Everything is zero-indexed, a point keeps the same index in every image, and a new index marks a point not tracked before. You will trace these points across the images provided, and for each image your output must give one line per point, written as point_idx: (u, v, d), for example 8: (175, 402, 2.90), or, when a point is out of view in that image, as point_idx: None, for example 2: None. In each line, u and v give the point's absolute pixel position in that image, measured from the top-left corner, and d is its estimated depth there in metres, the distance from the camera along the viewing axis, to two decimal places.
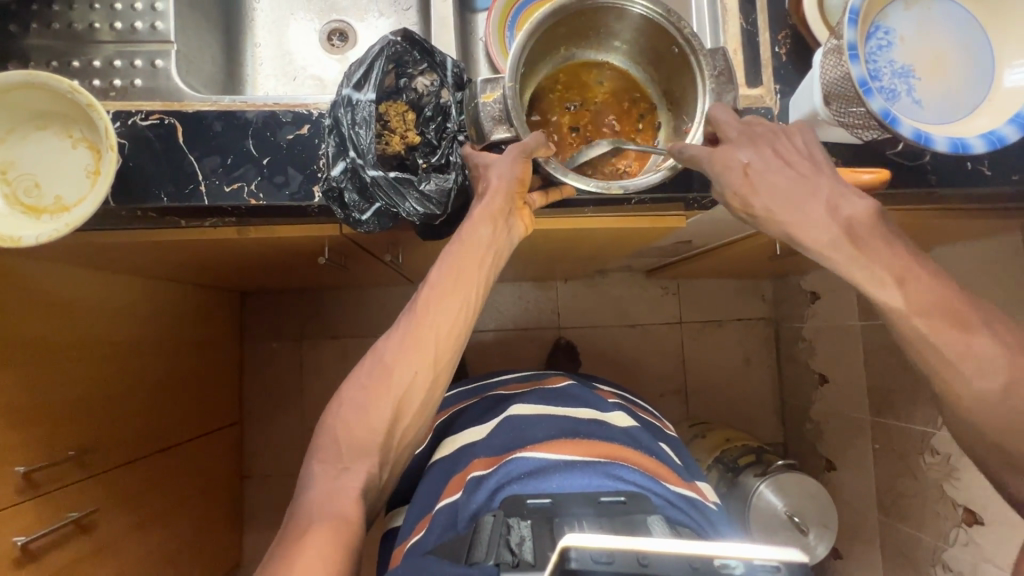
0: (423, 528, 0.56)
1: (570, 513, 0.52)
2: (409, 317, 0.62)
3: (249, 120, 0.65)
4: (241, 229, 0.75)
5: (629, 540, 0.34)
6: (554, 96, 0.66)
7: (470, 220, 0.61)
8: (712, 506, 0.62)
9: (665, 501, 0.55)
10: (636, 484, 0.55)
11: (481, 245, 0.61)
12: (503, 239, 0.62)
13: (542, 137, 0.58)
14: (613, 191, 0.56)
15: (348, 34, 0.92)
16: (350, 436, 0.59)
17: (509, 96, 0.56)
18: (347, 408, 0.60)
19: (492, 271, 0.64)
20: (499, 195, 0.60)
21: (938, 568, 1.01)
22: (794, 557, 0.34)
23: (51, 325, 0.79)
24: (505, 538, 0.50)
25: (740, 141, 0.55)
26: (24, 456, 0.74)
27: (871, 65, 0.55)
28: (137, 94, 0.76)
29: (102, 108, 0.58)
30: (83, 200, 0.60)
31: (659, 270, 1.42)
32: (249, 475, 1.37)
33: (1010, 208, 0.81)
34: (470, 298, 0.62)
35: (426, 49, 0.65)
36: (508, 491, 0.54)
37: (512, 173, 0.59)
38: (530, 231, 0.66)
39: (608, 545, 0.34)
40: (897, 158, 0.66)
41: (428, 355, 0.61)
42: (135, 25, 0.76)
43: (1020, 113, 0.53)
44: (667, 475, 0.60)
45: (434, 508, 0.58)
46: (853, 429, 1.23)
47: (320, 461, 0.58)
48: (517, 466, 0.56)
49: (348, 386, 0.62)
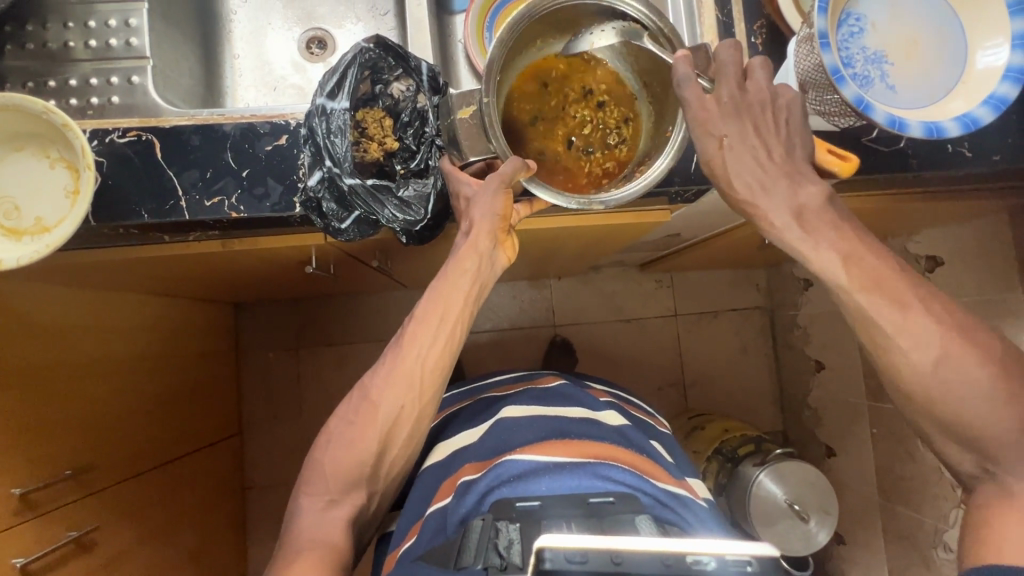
0: (413, 536, 0.57)
1: (557, 514, 0.51)
2: (396, 353, 0.63)
3: (227, 132, 0.65)
4: (225, 242, 0.75)
5: (604, 541, 0.39)
6: (529, 96, 0.61)
7: (456, 256, 0.62)
8: (703, 503, 0.62)
9: (653, 500, 0.55)
10: (625, 483, 0.56)
11: (468, 281, 0.63)
12: (488, 271, 0.64)
13: (520, 162, 0.54)
14: (594, 209, 0.54)
15: (327, 41, 0.92)
16: (336, 465, 0.61)
17: (485, 111, 0.53)
18: (337, 435, 0.62)
19: (478, 301, 0.66)
20: (483, 231, 0.61)
21: (941, 550, 1.01)
22: (765, 552, 0.39)
23: (39, 345, 0.78)
24: (494, 542, 0.48)
25: (728, 108, 0.53)
26: (20, 477, 0.74)
27: (844, 53, 0.55)
28: (115, 110, 0.76)
29: (77, 127, 0.58)
30: (64, 220, 0.60)
31: (651, 264, 1.42)
32: (252, 486, 1.37)
33: (996, 187, 0.80)
34: (457, 331, 0.64)
35: (400, 55, 0.65)
36: (497, 494, 0.55)
37: (494, 210, 0.60)
38: (511, 259, 0.68)
39: (583, 546, 0.38)
40: (873, 144, 0.66)
41: (413, 377, 0.62)
42: (110, 43, 0.76)
43: (993, 96, 0.53)
44: (657, 473, 0.60)
45: (425, 514, 0.59)
46: (851, 414, 1.23)
47: (307, 494, 0.61)
48: (507, 469, 0.58)
49: (337, 419, 0.64)
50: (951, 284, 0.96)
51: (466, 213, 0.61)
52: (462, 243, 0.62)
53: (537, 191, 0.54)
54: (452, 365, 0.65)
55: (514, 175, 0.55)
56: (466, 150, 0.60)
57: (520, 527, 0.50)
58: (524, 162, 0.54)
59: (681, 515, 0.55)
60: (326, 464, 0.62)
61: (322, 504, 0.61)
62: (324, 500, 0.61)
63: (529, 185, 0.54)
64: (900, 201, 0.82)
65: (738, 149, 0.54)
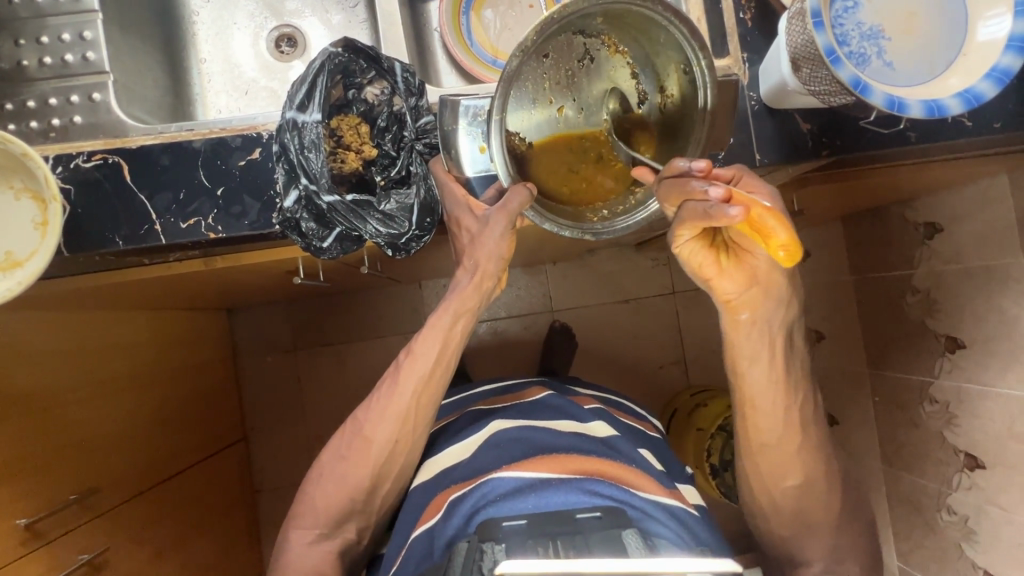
0: (401, 560, 0.59)
1: (544, 533, 0.52)
2: (395, 391, 0.63)
3: (197, 149, 0.62)
4: (207, 259, 0.73)
5: (563, 564, 0.39)
6: (541, 81, 0.56)
7: (457, 293, 0.63)
8: (692, 511, 0.62)
9: (639, 512, 0.56)
10: (612, 498, 0.56)
11: (469, 316, 0.65)
12: (484, 303, 0.66)
13: (525, 189, 0.54)
14: (587, 237, 0.56)
15: (296, 38, 0.87)
16: (330, 499, 0.64)
17: (497, 128, 0.53)
18: (327, 472, 0.65)
19: (469, 331, 0.67)
20: (487, 271, 0.63)
21: (944, 513, 1.00)
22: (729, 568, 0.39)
23: (34, 376, 0.77)
24: (479, 564, 0.50)
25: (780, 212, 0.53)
26: (23, 508, 0.73)
27: (839, 30, 0.52)
28: (78, 131, 0.72)
29: (38, 157, 0.55)
30: (34, 253, 0.57)
31: (646, 243, 1.39)
32: (260, 489, 1.38)
33: (998, 152, 0.78)
34: (452, 361, 0.65)
35: (372, 57, 0.61)
36: (482, 515, 0.56)
37: (498, 253, 0.62)
38: (502, 286, 0.69)
39: (543, 571, 0.39)
40: (872, 126, 0.65)
41: (408, 406, 0.63)
42: (65, 59, 0.72)
43: (996, 68, 0.51)
44: (641, 481, 0.60)
45: (411, 536, 0.60)
46: (852, 382, 1.23)
47: (296, 528, 0.64)
48: (493, 488, 0.58)
49: (329, 456, 0.66)
50: (952, 249, 0.94)
51: (471, 250, 0.62)
52: (466, 282, 0.63)
53: (529, 215, 0.55)
54: (446, 389, 0.66)
55: (519, 207, 0.56)
56: (463, 163, 0.61)
57: (505, 547, 0.50)
58: (527, 188, 0.54)
59: (667, 527, 0.56)
60: (319, 500, 0.64)
61: (312, 538, 0.63)
62: (313, 534, 0.63)
63: (529, 214, 0.55)
64: (896, 170, 0.80)
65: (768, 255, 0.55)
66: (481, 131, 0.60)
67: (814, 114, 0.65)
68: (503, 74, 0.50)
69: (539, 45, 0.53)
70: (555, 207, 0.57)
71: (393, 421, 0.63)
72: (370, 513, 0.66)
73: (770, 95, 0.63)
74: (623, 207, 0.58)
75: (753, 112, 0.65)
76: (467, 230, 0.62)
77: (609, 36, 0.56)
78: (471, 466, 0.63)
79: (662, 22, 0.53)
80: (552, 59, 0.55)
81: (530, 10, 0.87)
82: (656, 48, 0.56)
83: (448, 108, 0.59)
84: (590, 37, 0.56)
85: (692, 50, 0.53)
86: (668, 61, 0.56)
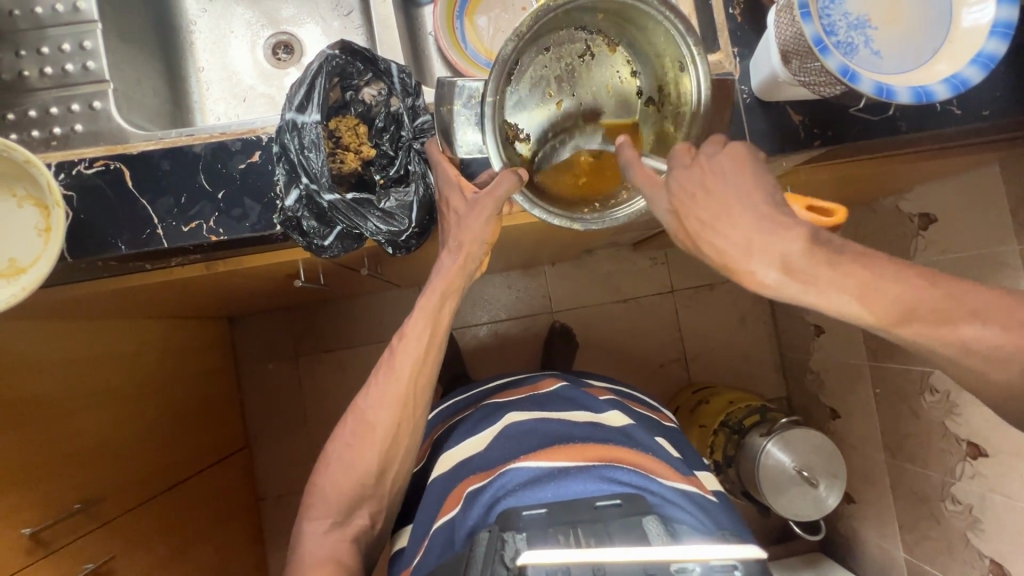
0: (423, 551, 0.59)
1: (566, 521, 0.52)
2: (387, 373, 0.65)
3: (197, 153, 0.63)
4: (209, 263, 0.73)
5: (586, 555, 0.42)
6: (541, 73, 0.58)
7: (442, 273, 0.64)
8: (711, 498, 0.62)
9: (659, 498, 0.56)
10: (630, 484, 0.56)
11: (456, 295, 0.66)
12: (466, 282, 0.67)
13: (512, 174, 0.55)
14: (575, 228, 0.55)
15: (293, 45, 0.88)
16: (335, 489, 0.65)
17: (489, 106, 0.53)
18: (334, 462, 0.66)
19: (451, 313, 0.67)
20: (469, 252, 0.63)
21: (949, 503, 1.00)
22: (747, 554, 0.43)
23: (38, 384, 0.77)
24: (500, 555, 0.49)
25: (732, 242, 0.48)
26: (28, 517, 0.72)
27: (826, 21, 0.53)
28: (80, 140, 0.73)
29: (41, 163, 0.55)
30: (39, 259, 0.58)
31: (645, 242, 1.40)
32: (264, 497, 1.38)
33: (988, 140, 0.79)
34: (437, 343, 0.66)
35: (368, 58, 0.63)
36: (503, 504, 0.56)
37: (483, 235, 0.62)
38: (484, 269, 0.70)
39: (563, 560, 0.42)
40: (861, 114, 0.66)
41: (400, 392, 0.65)
42: (66, 68, 0.73)
43: (982, 54, 0.52)
44: (664, 471, 0.61)
45: (432, 527, 0.61)
46: (852, 374, 1.23)
47: (308, 520, 0.65)
48: (512, 478, 0.58)
49: (332, 446, 0.67)
50: (945, 239, 0.93)
51: (455, 232, 0.63)
52: (450, 263, 0.64)
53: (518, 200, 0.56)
54: (438, 369, 0.68)
55: (507, 193, 0.56)
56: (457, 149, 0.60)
57: (526, 537, 0.50)
58: (516, 174, 0.55)
59: (690, 512, 0.56)
60: (326, 491, 0.65)
61: (324, 528, 0.64)
62: (326, 524, 0.64)
63: (518, 200, 0.56)
64: (893, 158, 0.81)
65: (805, 265, 0.46)
66: (475, 114, 0.59)
67: (806, 105, 0.66)
68: (497, 55, 0.51)
69: (538, 36, 0.55)
70: (546, 194, 0.58)
71: (388, 404, 0.64)
72: (382, 497, 0.67)
73: (761, 89, 0.64)
74: (615, 202, 0.58)
75: (746, 105, 0.66)
76: (454, 211, 0.62)
77: (611, 39, 0.59)
78: (486, 460, 0.64)
79: (659, 17, 0.54)
80: (551, 52, 0.58)
81: (523, 12, 0.88)
82: (654, 47, 0.58)
83: (445, 88, 0.58)
84: (591, 35, 0.59)
85: (687, 45, 0.55)
86: (667, 61, 0.58)
